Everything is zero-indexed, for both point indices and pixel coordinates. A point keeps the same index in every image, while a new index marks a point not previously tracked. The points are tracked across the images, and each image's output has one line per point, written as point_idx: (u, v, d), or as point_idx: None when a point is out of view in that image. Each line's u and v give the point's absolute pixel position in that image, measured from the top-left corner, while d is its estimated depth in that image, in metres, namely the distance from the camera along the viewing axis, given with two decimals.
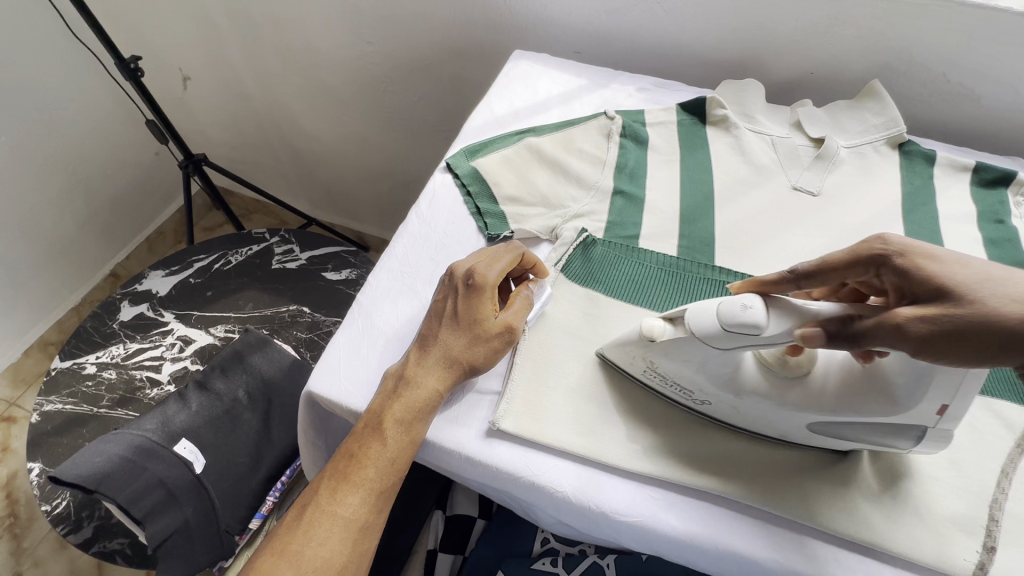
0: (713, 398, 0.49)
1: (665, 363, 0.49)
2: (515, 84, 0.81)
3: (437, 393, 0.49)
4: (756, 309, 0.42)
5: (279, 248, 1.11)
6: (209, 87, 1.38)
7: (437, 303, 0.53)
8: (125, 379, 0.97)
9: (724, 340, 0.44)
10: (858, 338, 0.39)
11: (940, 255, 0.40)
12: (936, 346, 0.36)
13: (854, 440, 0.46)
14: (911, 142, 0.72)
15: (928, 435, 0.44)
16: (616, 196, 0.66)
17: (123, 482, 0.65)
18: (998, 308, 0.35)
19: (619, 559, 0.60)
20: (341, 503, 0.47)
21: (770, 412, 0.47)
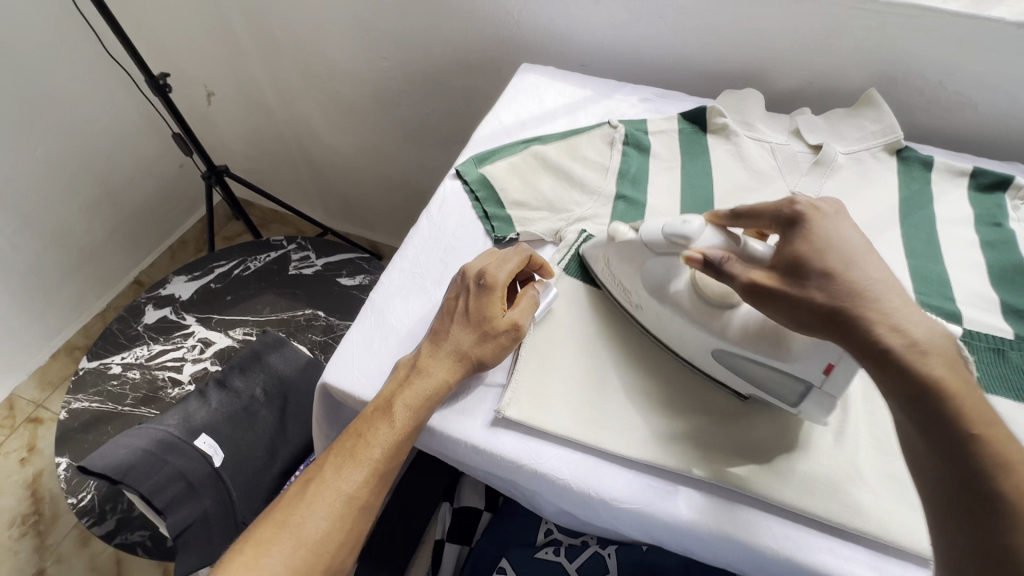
0: (645, 302, 0.56)
1: (617, 264, 0.57)
2: (521, 96, 0.84)
3: (445, 383, 0.52)
4: (691, 224, 0.50)
5: (296, 255, 1.15)
6: (232, 101, 1.45)
7: (449, 300, 0.56)
8: (149, 380, 1.01)
9: (661, 243, 0.53)
10: (722, 272, 0.47)
11: (821, 237, 0.46)
12: (768, 304, 0.46)
13: (750, 377, 0.51)
14: (908, 148, 0.73)
15: (811, 396, 0.48)
16: (618, 201, 0.69)
17: (147, 473, 0.69)
18: (820, 294, 0.44)
19: (620, 550, 0.64)
20: (344, 480, 0.50)
21: (682, 329, 0.53)
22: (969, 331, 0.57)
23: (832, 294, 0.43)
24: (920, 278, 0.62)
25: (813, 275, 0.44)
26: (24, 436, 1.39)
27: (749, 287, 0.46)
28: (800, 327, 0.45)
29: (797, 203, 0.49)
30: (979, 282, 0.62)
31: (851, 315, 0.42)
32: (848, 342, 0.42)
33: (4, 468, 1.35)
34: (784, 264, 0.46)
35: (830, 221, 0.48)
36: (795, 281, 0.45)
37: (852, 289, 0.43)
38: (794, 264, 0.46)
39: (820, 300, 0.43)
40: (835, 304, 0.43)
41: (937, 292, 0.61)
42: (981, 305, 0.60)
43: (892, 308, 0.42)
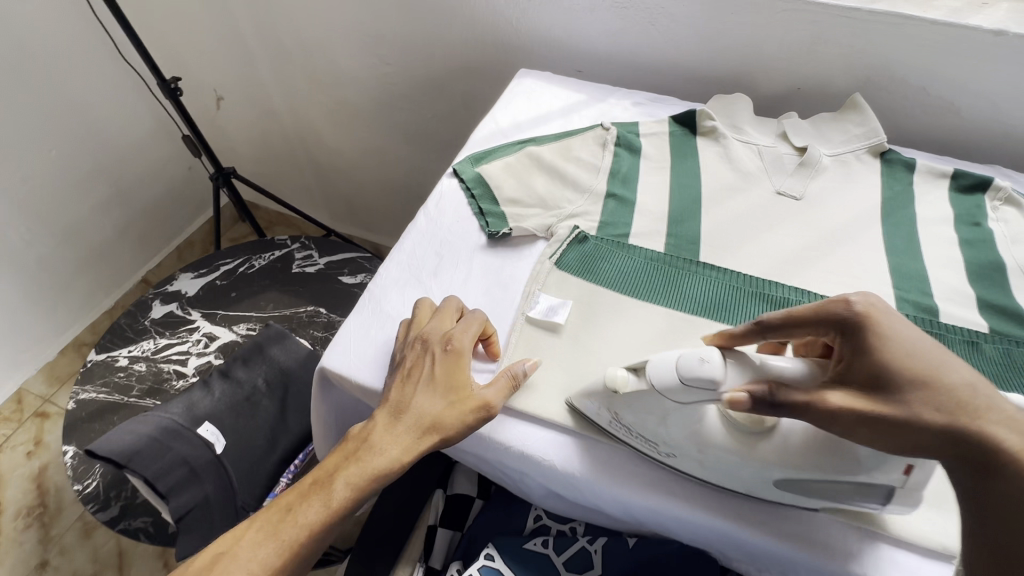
0: (678, 451, 0.49)
1: (628, 415, 0.49)
2: (518, 99, 0.87)
3: (395, 462, 0.51)
4: (714, 364, 0.43)
5: (300, 253, 1.18)
6: (241, 106, 1.49)
7: (413, 369, 0.54)
8: (154, 372, 1.04)
9: (682, 391, 0.45)
10: (780, 404, 0.42)
11: (898, 338, 0.42)
12: (858, 429, 0.41)
13: (823, 497, 0.46)
14: (891, 151, 0.76)
15: (897, 493, 0.45)
16: (608, 199, 0.71)
17: (151, 459, 0.72)
18: (927, 410, 0.40)
19: (608, 544, 0.61)
20: (261, 555, 0.50)
21: (734, 467, 0.48)
22: (945, 325, 0.59)
23: (939, 407, 0.40)
24: (900, 275, 0.64)
25: (908, 387, 0.41)
26: (30, 430, 1.42)
27: (834, 416, 0.41)
28: (911, 449, 0.41)
29: (852, 304, 0.43)
30: (958, 279, 0.64)
31: (968, 432, 0.39)
32: (967, 461, 0.39)
33: (12, 460, 1.38)
34: (865, 377, 0.42)
35: (891, 316, 0.43)
36: (886, 398, 0.41)
37: (952, 396, 0.40)
38: (878, 379, 0.41)
39: (932, 418, 0.40)
40: (947, 422, 0.39)
41: (915, 287, 0.63)
42: (958, 300, 0.62)
43: (996, 409, 0.40)
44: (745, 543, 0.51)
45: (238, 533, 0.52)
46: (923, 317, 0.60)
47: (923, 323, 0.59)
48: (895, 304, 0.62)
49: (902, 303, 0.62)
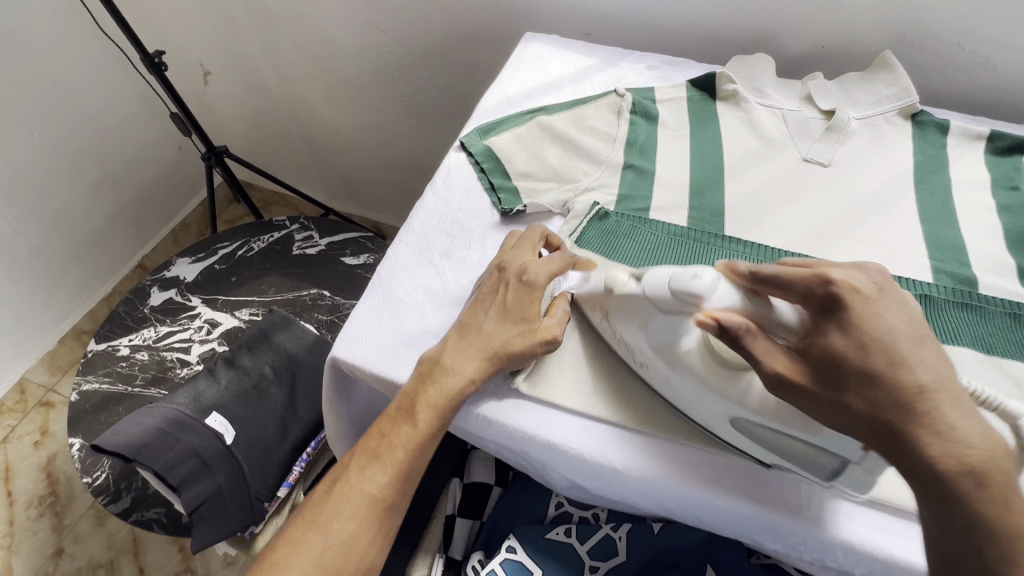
0: (650, 362, 0.50)
1: (619, 321, 0.51)
2: (525, 65, 0.82)
3: (471, 382, 0.51)
4: (702, 280, 0.43)
5: (299, 235, 1.14)
6: (230, 81, 1.42)
7: (484, 296, 0.54)
8: (157, 361, 1.02)
9: (668, 300, 0.45)
10: (742, 346, 0.42)
11: (862, 329, 0.39)
12: (790, 397, 0.41)
13: (777, 450, 0.46)
14: (923, 112, 0.72)
15: (847, 472, 0.44)
16: (626, 170, 0.67)
17: (159, 452, 0.70)
18: (855, 402, 0.39)
19: (632, 532, 0.59)
20: (368, 481, 0.51)
21: (694, 392, 0.47)
22: (986, 296, 0.56)
23: (872, 401, 0.38)
24: (935, 244, 0.61)
25: (850, 376, 0.39)
26: (36, 420, 1.41)
27: (776, 382, 0.41)
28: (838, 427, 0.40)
29: (835, 283, 0.40)
30: (996, 247, 0.61)
31: (899, 432, 0.37)
32: (889, 455, 0.38)
33: (19, 450, 1.37)
34: (812, 363, 0.40)
35: (871, 306, 0.40)
36: (825, 379, 0.40)
37: (894, 396, 0.38)
38: (824, 363, 0.40)
39: (861, 410, 0.38)
40: (871, 416, 0.38)
41: (952, 258, 0.60)
42: (997, 270, 0.60)
43: (948, 421, 0.37)
44: (785, 532, 0.49)
45: (343, 464, 0.53)
46: (961, 288, 0.58)
47: (963, 295, 0.57)
48: (932, 276, 0.59)
49: (939, 275, 0.59)
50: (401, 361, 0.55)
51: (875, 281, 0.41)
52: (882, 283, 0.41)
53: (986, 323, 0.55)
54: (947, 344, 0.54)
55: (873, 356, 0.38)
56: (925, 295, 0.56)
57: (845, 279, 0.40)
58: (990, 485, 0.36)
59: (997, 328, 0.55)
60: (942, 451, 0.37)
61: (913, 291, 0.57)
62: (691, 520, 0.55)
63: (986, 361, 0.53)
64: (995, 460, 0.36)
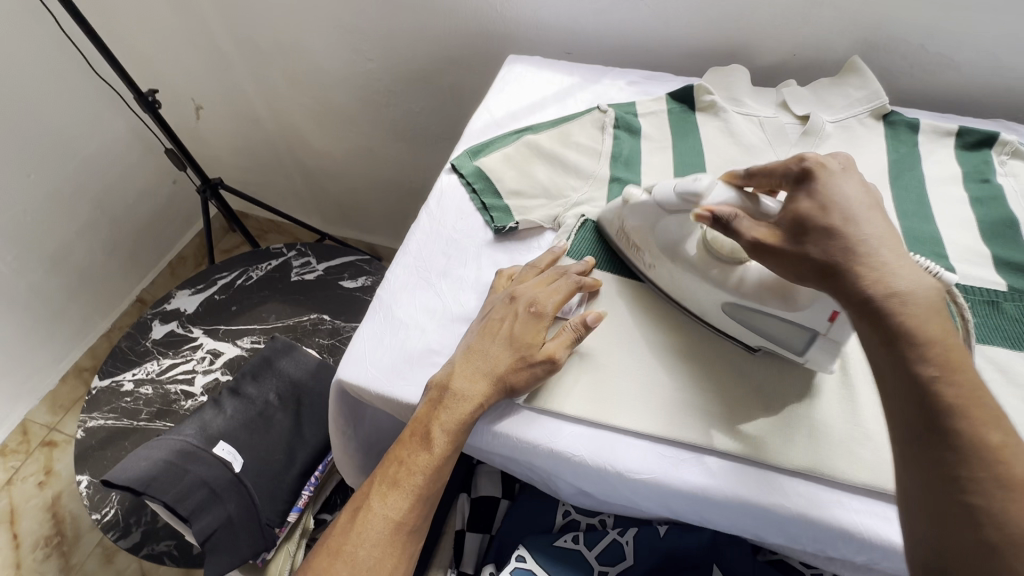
0: (658, 261, 0.57)
1: (631, 224, 0.58)
2: (510, 87, 0.85)
3: (480, 403, 0.53)
4: (700, 180, 0.51)
5: (297, 261, 1.16)
6: (222, 115, 1.45)
7: (493, 323, 0.56)
8: (161, 394, 1.03)
9: (673, 201, 0.53)
10: (732, 229, 0.47)
11: (825, 193, 0.47)
12: (772, 261, 0.47)
13: (759, 330, 0.53)
14: (894, 113, 0.75)
15: (818, 342, 0.51)
16: (613, 183, 0.70)
17: (169, 483, 0.71)
18: (816, 249, 0.44)
19: (638, 535, 0.60)
20: (390, 507, 0.52)
21: (692, 285, 0.55)
22: (964, 287, 0.59)
23: (827, 249, 0.44)
24: (913, 238, 0.64)
25: (814, 232, 0.45)
26: (39, 460, 1.40)
27: (757, 245, 0.47)
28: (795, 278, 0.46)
29: (806, 159, 0.49)
30: (971, 238, 0.64)
31: (842, 264, 0.43)
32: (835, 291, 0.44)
33: (24, 491, 1.36)
34: (782, 227, 0.47)
35: (834, 178, 0.48)
36: (793, 237, 0.46)
37: (844, 239, 0.44)
38: (797, 225, 0.46)
39: (817, 255, 0.44)
40: (826, 259, 0.44)
41: (931, 251, 0.63)
42: (974, 260, 0.62)
43: (884, 260, 0.43)
44: (788, 526, 0.50)
45: (363, 494, 0.54)
46: None
47: None
48: None
49: None
50: (408, 381, 0.57)
51: (841, 162, 0.50)
52: (846, 164, 0.50)
53: None
54: None
55: (835, 218, 0.45)
56: None
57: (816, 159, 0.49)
58: (913, 306, 0.41)
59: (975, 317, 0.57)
60: (873, 280, 0.42)
61: None
62: (700, 523, 0.56)
63: None
64: (919, 288, 0.41)
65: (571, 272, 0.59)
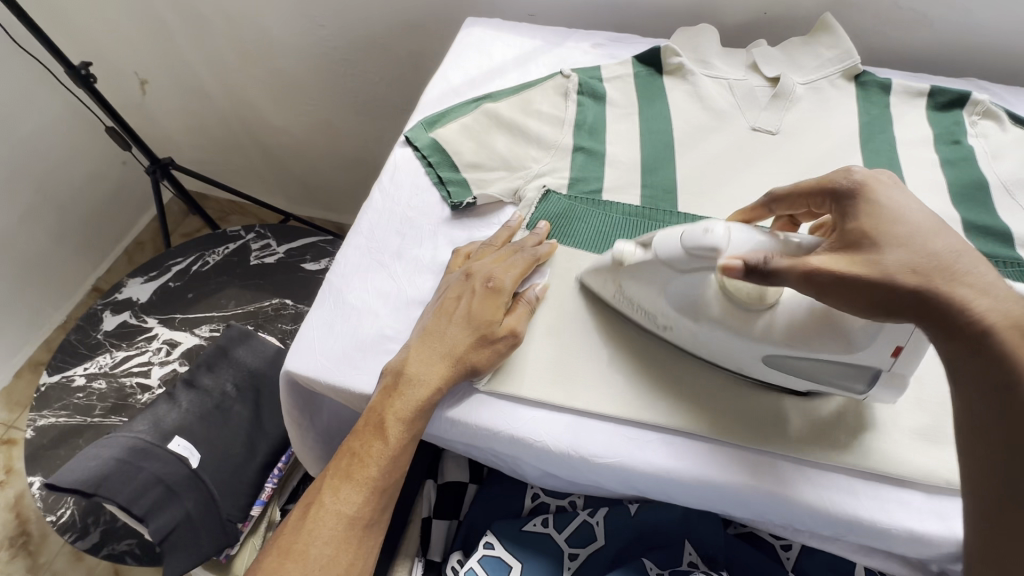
0: (674, 321, 0.50)
1: (631, 286, 0.51)
2: (468, 52, 0.80)
3: (438, 389, 0.50)
4: (715, 232, 0.44)
5: (256, 244, 1.10)
6: (169, 89, 1.36)
7: (450, 300, 0.54)
8: (116, 388, 0.98)
9: (681, 258, 0.46)
10: (773, 273, 0.41)
11: (887, 206, 0.42)
12: (842, 295, 0.40)
13: (813, 378, 0.47)
14: (865, 73, 0.72)
15: (882, 378, 0.46)
16: (577, 153, 0.66)
17: (121, 483, 0.67)
18: (900, 269, 0.39)
19: (608, 516, 0.59)
20: (343, 501, 0.50)
21: (728, 341, 0.48)
22: None
23: (909, 268, 0.39)
24: None
25: (890, 249, 0.40)
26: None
27: (814, 275, 0.40)
28: (873, 309, 0.40)
29: (851, 174, 0.46)
30: (941, 201, 0.62)
31: (935, 288, 0.38)
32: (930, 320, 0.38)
33: None
34: (846, 248, 0.42)
35: (891, 190, 0.44)
36: (862, 259, 0.40)
37: (927, 257, 0.39)
38: (860, 244, 0.41)
39: (904, 279, 0.38)
40: (918, 283, 0.38)
41: None
42: None
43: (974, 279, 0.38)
44: (755, 504, 0.49)
45: (316, 487, 0.52)
46: None
47: None
48: None
49: None
50: (361, 370, 0.54)
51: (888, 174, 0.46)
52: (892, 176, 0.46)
53: None
54: None
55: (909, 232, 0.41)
56: None
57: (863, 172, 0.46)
58: None
59: None
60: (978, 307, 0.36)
61: None
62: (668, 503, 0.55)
63: None
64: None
65: (527, 246, 0.58)
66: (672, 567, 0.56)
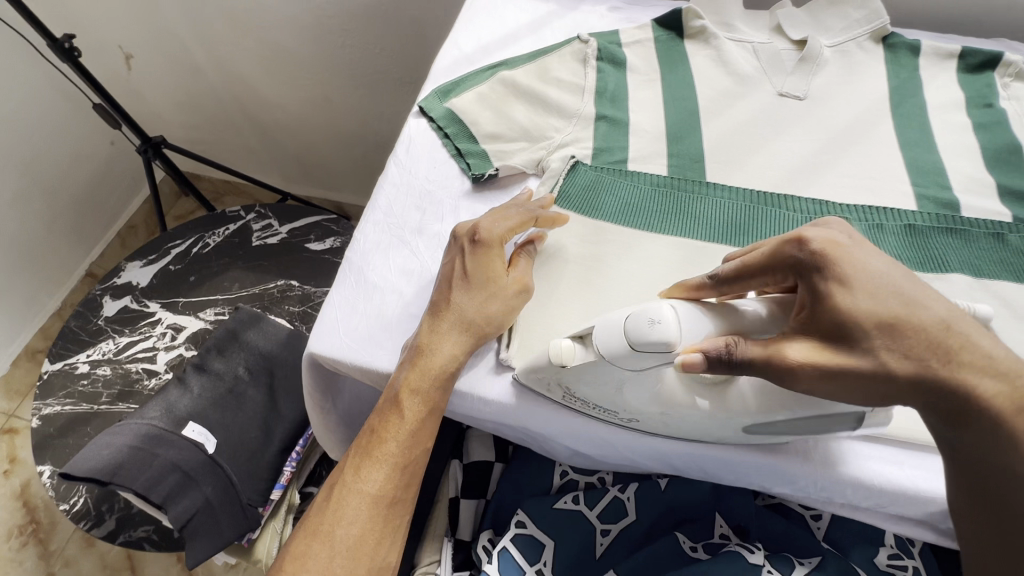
0: (640, 415, 0.46)
1: (580, 386, 0.46)
2: (479, 17, 0.76)
3: (452, 358, 0.49)
4: (662, 325, 0.40)
5: (257, 224, 1.07)
6: (157, 64, 1.30)
7: (445, 269, 0.52)
8: (122, 374, 0.95)
9: (631, 360, 0.41)
10: (737, 363, 0.39)
11: (857, 276, 0.39)
12: (828, 386, 0.38)
13: (790, 434, 0.45)
14: (894, 34, 0.69)
15: (867, 417, 0.44)
16: (599, 122, 0.64)
17: (137, 470, 0.66)
18: (890, 357, 0.37)
19: (639, 491, 0.58)
20: (365, 480, 0.49)
21: (703, 423, 0.45)
22: (969, 220, 0.57)
23: (904, 351, 0.37)
24: (915, 170, 0.61)
25: (874, 331, 0.38)
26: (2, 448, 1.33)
27: (795, 370, 0.38)
28: (880, 400, 0.38)
29: (804, 243, 0.41)
30: (974, 166, 0.61)
31: (939, 375, 0.37)
32: (942, 407, 0.37)
33: None
34: (825, 335, 0.39)
35: (850, 252, 0.40)
36: (847, 348, 0.38)
37: (922, 339, 0.37)
38: (839, 328, 0.38)
39: (898, 366, 0.37)
40: (913, 368, 0.37)
41: (933, 182, 0.60)
42: (976, 190, 0.59)
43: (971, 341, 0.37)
44: (794, 477, 0.49)
45: (338, 469, 0.51)
46: (944, 213, 0.58)
47: (945, 220, 0.57)
48: (915, 203, 0.58)
49: (922, 201, 0.59)
50: (388, 349, 0.52)
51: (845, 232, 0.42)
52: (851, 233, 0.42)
53: (970, 247, 0.55)
54: (938, 271, 0.54)
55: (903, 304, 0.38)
56: (908, 224, 0.56)
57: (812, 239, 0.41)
58: None
59: (982, 250, 0.55)
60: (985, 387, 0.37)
61: (897, 222, 0.56)
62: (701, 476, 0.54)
63: (974, 283, 0.53)
64: None
65: (531, 206, 0.55)
66: (705, 539, 0.57)
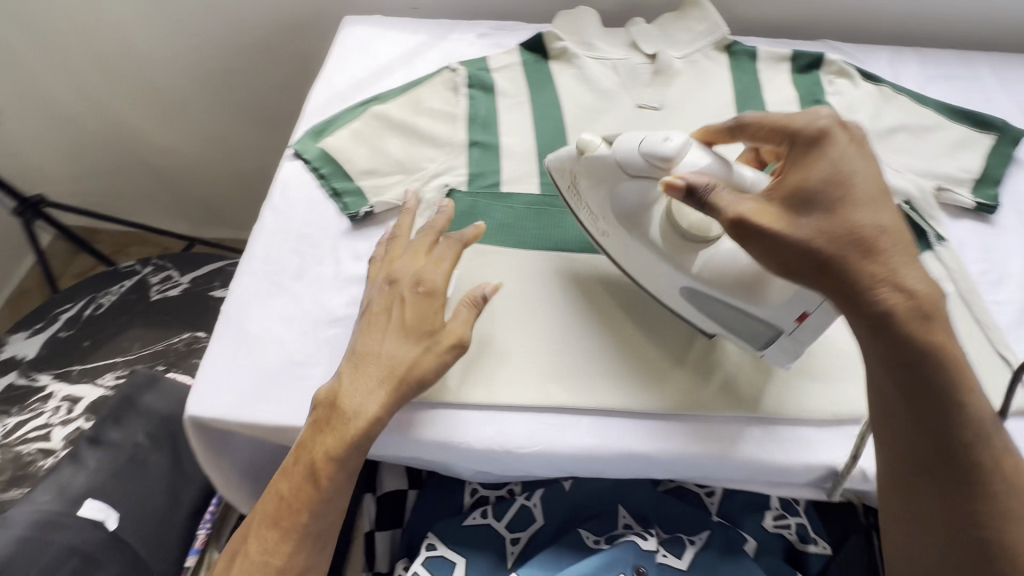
0: (610, 229, 0.54)
1: (585, 182, 0.53)
2: (351, 53, 0.77)
3: (374, 421, 0.48)
4: (671, 141, 0.46)
5: (155, 277, 1.05)
6: (29, 118, 1.23)
7: (380, 314, 0.52)
8: (11, 459, 0.85)
9: (641, 162, 0.48)
10: (707, 202, 0.43)
11: (834, 167, 0.42)
12: (762, 249, 0.43)
13: (722, 320, 0.52)
14: (735, 42, 0.76)
15: (780, 340, 0.50)
16: (472, 148, 0.66)
17: (29, 561, 0.62)
18: (818, 236, 0.41)
19: (545, 496, 0.61)
20: (271, 550, 0.49)
21: (652, 263, 0.52)
22: None
23: (836, 245, 0.41)
24: None
25: (815, 214, 0.41)
26: None
27: (744, 222, 0.42)
28: (794, 274, 0.43)
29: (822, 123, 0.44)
30: None
31: (853, 268, 0.41)
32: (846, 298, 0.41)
33: None
34: (788, 202, 0.43)
35: (844, 150, 0.43)
36: (793, 217, 0.42)
37: (854, 237, 0.41)
38: (803, 201, 0.42)
39: (823, 244, 0.41)
40: (834, 254, 0.41)
41: None
42: None
43: (892, 258, 0.41)
44: (667, 467, 0.53)
45: (242, 535, 0.50)
46: None
47: None
48: None
49: None
50: (270, 401, 0.51)
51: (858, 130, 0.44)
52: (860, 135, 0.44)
53: None
54: None
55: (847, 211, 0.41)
56: None
57: (831, 117, 0.45)
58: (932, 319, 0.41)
59: None
60: (892, 287, 0.41)
61: None
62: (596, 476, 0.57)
63: None
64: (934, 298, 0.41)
65: (457, 234, 0.54)
66: (609, 531, 0.59)
